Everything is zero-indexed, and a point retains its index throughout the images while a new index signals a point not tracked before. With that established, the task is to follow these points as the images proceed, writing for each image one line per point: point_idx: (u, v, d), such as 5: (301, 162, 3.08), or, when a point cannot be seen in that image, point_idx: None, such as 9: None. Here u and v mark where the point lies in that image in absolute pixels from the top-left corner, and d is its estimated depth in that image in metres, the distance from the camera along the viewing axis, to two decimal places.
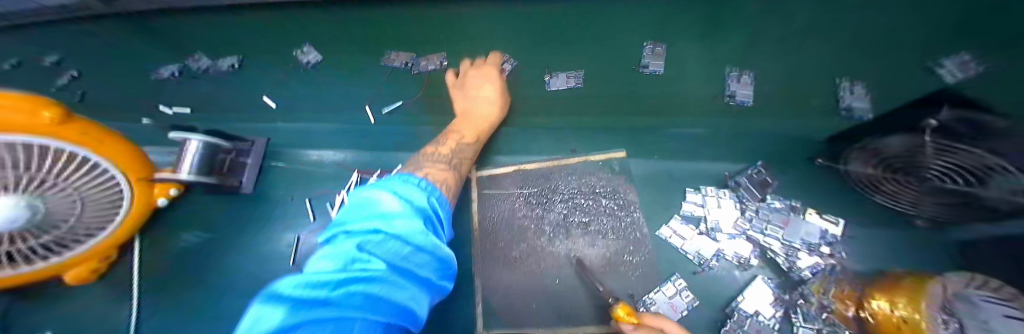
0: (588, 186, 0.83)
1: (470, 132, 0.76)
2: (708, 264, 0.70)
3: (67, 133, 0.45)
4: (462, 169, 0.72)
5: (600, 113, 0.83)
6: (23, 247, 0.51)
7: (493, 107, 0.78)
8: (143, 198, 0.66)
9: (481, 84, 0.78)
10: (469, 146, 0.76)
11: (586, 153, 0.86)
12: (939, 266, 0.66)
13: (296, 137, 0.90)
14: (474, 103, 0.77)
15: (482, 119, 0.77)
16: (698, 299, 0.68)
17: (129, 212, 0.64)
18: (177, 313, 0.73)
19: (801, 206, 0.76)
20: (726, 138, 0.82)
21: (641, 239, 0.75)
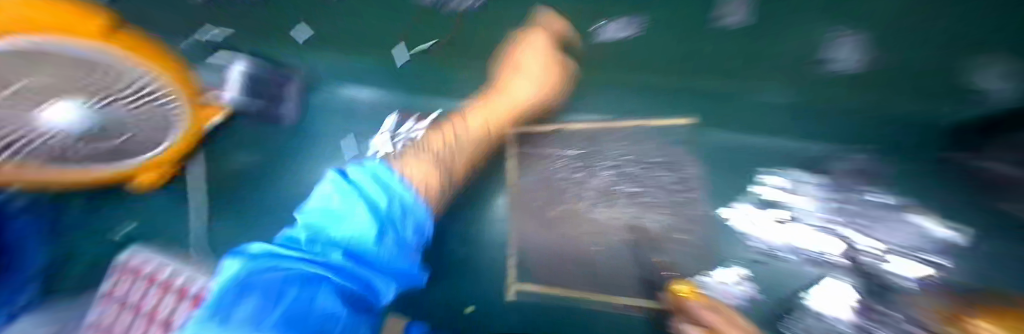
0: (641, 154, 0.73)
1: (474, 130, 0.69)
2: (775, 254, 0.66)
3: (124, 46, 0.35)
4: (455, 170, 0.66)
5: (674, 71, 0.70)
6: (88, 152, 0.55)
7: (539, 91, 0.74)
8: (194, 122, 0.68)
9: (535, 70, 0.74)
10: (466, 145, 0.69)
11: (644, 117, 0.73)
12: None
13: (333, 69, 0.84)
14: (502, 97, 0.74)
15: (501, 110, 0.73)
16: (760, 291, 0.65)
17: (184, 130, 0.66)
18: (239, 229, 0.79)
19: (902, 204, 0.66)
20: (816, 115, 0.69)
21: (698, 217, 0.70)
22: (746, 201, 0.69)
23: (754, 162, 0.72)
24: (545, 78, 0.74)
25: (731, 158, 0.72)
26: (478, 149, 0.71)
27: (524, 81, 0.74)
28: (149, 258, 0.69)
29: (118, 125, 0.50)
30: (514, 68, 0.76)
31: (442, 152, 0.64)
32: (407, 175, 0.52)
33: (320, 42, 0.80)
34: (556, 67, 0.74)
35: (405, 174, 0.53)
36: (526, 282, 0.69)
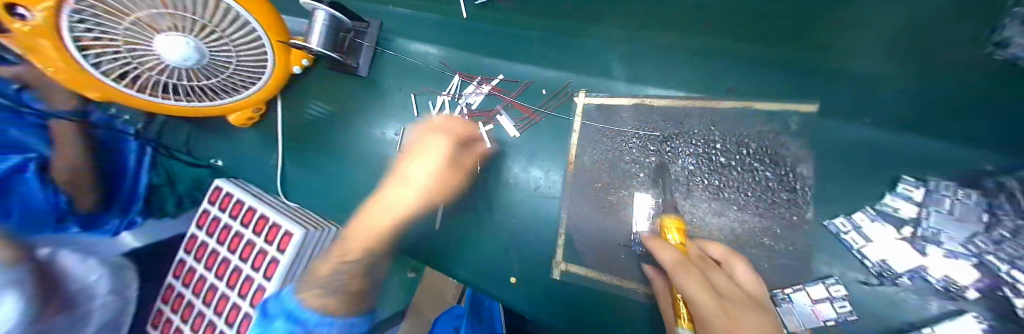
0: (736, 140, 0.62)
1: (353, 247, 0.53)
2: (894, 279, 0.53)
3: None
4: (350, 269, 0.51)
5: (767, 44, 0.63)
6: (200, 85, 0.64)
7: (455, 173, 0.67)
8: (281, 66, 0.74)
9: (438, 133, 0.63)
10: (353, 242, 0.54)
11: (747, 98, 0.63)
12: None
13: (401, 25, 0.86)
14: (380, 205, 0.57)
15: (388, 217, 0.56)
16: (859, 315, 0.54)
17: (273, 72, 0.73)
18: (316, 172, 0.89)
19: None
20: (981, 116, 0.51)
21: (797, 224, 0.57)
22: (867, 213, 0.54)
23: (908, 167, 0.54)
24: (433, 193, 0.61)
25: (873, 159, 0.56)
26: (375, 248, 0.54)
27: (427, 140, 0.62)
28: (231, 191, 0.77)
29: (222, 59, 0.59)
30: (416, 139, 0.66)
31: (329, 276, 0.49)
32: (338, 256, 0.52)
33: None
34: (458, 170, 0.68)
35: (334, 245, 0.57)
36: (573, 264, 0.71)
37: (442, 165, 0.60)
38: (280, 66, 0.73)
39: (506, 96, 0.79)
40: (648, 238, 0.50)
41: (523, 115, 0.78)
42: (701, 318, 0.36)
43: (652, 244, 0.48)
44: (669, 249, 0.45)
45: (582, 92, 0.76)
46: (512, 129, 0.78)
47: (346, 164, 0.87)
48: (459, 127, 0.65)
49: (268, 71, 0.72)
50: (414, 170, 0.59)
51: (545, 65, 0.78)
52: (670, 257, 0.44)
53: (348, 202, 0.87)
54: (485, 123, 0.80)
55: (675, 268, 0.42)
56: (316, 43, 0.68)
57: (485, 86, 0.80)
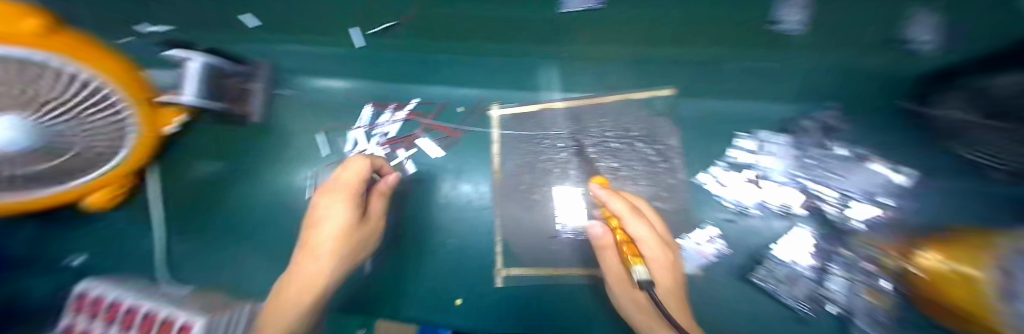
0: (623, 128, 0.75)
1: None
2: (747, 212, 0.68)
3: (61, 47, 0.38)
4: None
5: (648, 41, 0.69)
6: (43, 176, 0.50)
7: (367, 229, 0.59)
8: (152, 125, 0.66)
9: (350, 177, 0.56)
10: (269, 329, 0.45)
11: (625, 91, 0.76)
12: (997, 219, 0.60)
13: (303, 63, 0.83)
14: (297, 277, 0.50)
15: (301, 294, 0.49)
16: (731, 247, 0.68)
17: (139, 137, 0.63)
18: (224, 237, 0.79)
19: (867, 155, 0.67)
20: (777, 81, 0.70)
21: (676, 185, 0.71)
22: (720, 165, 0.71)
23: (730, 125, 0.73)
24: (348, 257, 0.54)
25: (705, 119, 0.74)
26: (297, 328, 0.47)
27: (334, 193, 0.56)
28: (104, 291, 0.50)
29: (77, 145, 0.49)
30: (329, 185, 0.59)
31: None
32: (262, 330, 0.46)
33: (275, 31, 0.77)
34: (375, 211, 0.62)
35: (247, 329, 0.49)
36: (511, 267, 0.71)
37: (348, 228, 0.53)
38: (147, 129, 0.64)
39: (423, 120, 0.81)
40: (599, 190, 0.56)
41: (443, 135, 0.80)
42: (642, 241, 0.52)
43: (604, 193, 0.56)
44: (616, 198, 0.55)
45: (495, 104, 0.81)
46: (434, 149, 0.80)
47: (258, 223, 0.78)
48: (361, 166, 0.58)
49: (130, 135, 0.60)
50: (323, 235, 0.52)
51: (455, 83, 0.81)
52: (620, 205, 0.55)
53: None
54: (407, 148, 0.80)
55: (627, 211, 0.54)
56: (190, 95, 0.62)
57: (401, 112, 0.81)
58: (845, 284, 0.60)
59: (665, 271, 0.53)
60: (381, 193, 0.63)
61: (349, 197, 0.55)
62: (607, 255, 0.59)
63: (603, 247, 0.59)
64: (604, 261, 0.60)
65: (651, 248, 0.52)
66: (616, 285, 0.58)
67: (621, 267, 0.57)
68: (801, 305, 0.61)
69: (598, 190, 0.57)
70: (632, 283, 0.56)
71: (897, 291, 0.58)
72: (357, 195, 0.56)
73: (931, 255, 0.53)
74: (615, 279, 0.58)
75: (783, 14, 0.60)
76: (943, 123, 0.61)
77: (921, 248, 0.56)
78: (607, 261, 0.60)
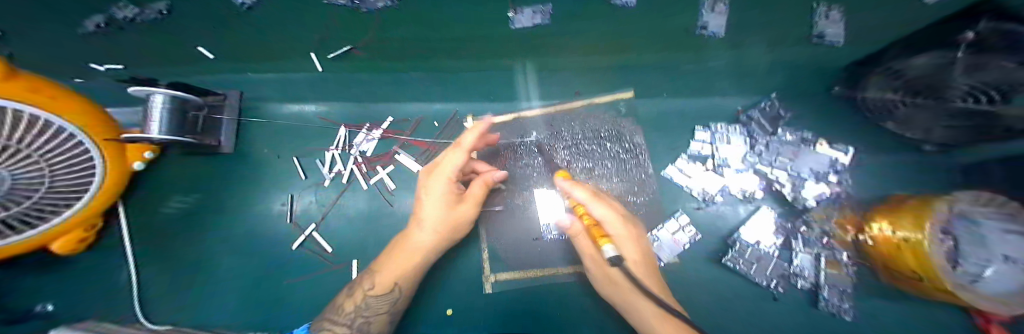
0: (592, 130, 0.79)
1: (384, 281, 0.61)
2: (713, 200, 0.73)
3: None
4: (382, 302, 0.61)
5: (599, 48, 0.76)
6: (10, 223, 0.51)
7: (466, 211, 0.64)
8: (116, 162, 0.66)
9: (445, 171, 0.58)
10: (384, 276, 0.62)
11: (590, 95, 0.81)
12: (929, 184, 0.67)
13: (275, 90, 0.84)
14: (407, 249, 0.64)
15: (411, 257, 0.64)
16: (700, 233, 0.73)
17: (103, 181, 0.64)
18: (207, 272, 0.79)
19: (813, 138, 0.71)
20: (723, 77, 0.77)
21: (646, 179, 0.76)
22: (684, 158, 0.76)
23: (690, 120, 0.78)
24: (442, 233, 0.64)
25: (666, 116, 0.80)
26: (402, 281, 0.62)
27: (432, 178, 0.61)
28: None
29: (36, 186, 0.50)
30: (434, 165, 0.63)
31: (357, 310, 0.59)
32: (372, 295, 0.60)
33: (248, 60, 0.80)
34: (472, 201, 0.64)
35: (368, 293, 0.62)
36: (500, 272, 0.75)
37: (446, 210, 0.62)
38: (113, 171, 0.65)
39: (400, 137, 0.82)
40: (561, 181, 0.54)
41: (422, 149, 0.82)
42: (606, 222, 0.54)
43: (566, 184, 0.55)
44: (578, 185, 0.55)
45: (469, 116, 0.82)
46: (415, 164, 0.80)
47: (252, 252, 0.80)
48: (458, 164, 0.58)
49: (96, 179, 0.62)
50: (429, 212, 0.63)
51: (428, 99, 0.83)
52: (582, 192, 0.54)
53: (254, 293, 0.77)
54: (385, 166, 0.81)
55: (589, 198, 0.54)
56: (158, 131, 0.62)
57: (376, 130, 0.82)
58: (810, 259, 0.64)
59: (630, 247, 0.57)
60: (486, 181, 0.63)
61: (447, 188, 0.60)
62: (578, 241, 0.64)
63: (575, 234, 0.64)
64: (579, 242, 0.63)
65: (614, 228, 0.55)
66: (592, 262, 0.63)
67: (594, 249, 0.61)
68: (770, 281, 0.66)
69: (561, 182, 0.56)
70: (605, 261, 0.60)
71: (850, 257, 0.63)
72: (453, 186, 0.60)
73: (881, 225, 0.58)
74: (590, 256, 0.63)
75: (707, 20, 0.69)
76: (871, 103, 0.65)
77: (871, 219, 0.61)
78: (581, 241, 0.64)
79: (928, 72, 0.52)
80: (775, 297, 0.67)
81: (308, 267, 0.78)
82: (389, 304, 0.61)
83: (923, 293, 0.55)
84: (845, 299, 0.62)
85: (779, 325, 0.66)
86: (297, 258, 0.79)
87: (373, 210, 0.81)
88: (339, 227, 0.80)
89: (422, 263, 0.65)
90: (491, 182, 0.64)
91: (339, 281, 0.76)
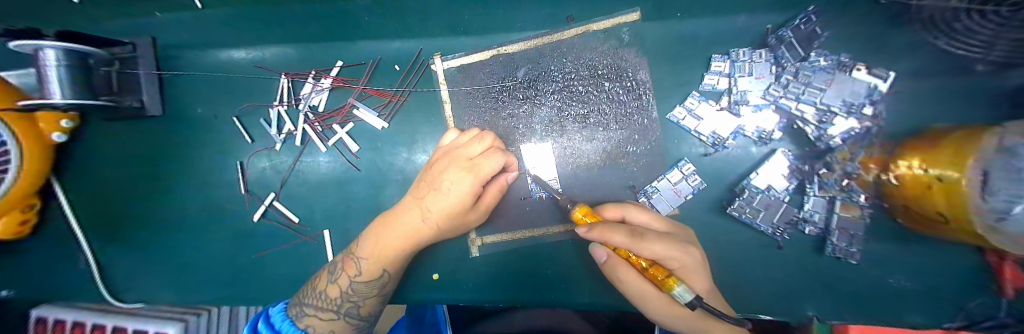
0: (587, 68, 0.66)
1: (372, 268, 0.54)
2: (724, 144, 0.64)
3: None
4: (369, 287, 0.55)
5: None
6: None
7: (481, 215, 0.60)
8: (30, 135, 0.56)
9: (484, 171, 0.52)
10: (371, 262, 0.55)
11: (587, 21, 0.66)
12: None
13: (195, 35, 0.69)
14: (392, 235, 0.55)
15: (406, 238, 0.55)
16: (705, 181, 0.67)
17: (23, 158, 0.55)
18: (188, 240, 0.77)
19: (851, 61, 0.58)
20: None
21: (648, 126, 0.66)
22: (694, 96, 0.65)
23: (700, 49, 0.66)
24: (442, 230, 0.57)
25: (672, 46, 0.66)
26: (392, 267, 0.56)
27: (461, 175, 0.53)
28: None
29: None
30: (467, 162, 0.54)
31: (344, 296, 0.54)
32: (358, 281, 0.54)
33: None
34: (478, 214, 0.59)
35: (352, 290, 0.54)
36: (487, 234, 0.71)
37: (461, 211, 0.55)
38: (28, 139, 0.55)
39: (355, 86, 0.70)
40: (590, 234, 0.42)
41: (385, 101, 0.71)
42: (664, 257, 0.43)
43: (596, 236, 0.43)
44: (613, 227, 0.43)
45: (437, 57, 0.69)
46: (377, 120, 0.71)
47: (226, 224, 0.76)
48: (493, 166, 0.52)
49: (14, 156, 0.53)
50: (436, 206, 0.54)
51: (384, 37, 0.68)
52: (623, 235, 0.42)
53: (237, 265, 0.76)
54: (343, 125, 0.72)
55: (634, 240, 0.42)
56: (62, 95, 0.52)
57: (324, 79, 0.70)
58: (822, 203, 0.59)
59: (695, 273, 0.47)
60: (501, 184, 0.59)
61: (475, 190, 0.53)
62: (629, 292, 0.48)
63: (625, 284, 0.47)
64: (630, 293, 0.47)
65: (677, 259, 0.44)
66: (654, 308, 0.47)
67: (657, 294, 0.45)
68: (774, 228, 0.62)
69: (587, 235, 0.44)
70: (679, 305, 0.45)
71: (870, 199, 0.55)
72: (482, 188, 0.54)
73: (911, 163, 0.46)
74: (652, 302, 0.46)
75: None
76: (928, 12, 0.50)
77: (902, 156, 0.49)
78: (638, 291, 0.46)
79: None
80: (779, 244, 0.65)
81: (284, 238, 0.74)
82: (377, 287, 0.56)
83: (934, 232, 0.50)
84: (856, 244, 0.58)
85: (769, 267, 0.66)
86: (272, 228, 0.75)
87: (341, 173, 0.74)
88: (308, 195, 0.74)
89: (411, 251, 0.56)
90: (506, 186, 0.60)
91: (318, 250, 0.73)
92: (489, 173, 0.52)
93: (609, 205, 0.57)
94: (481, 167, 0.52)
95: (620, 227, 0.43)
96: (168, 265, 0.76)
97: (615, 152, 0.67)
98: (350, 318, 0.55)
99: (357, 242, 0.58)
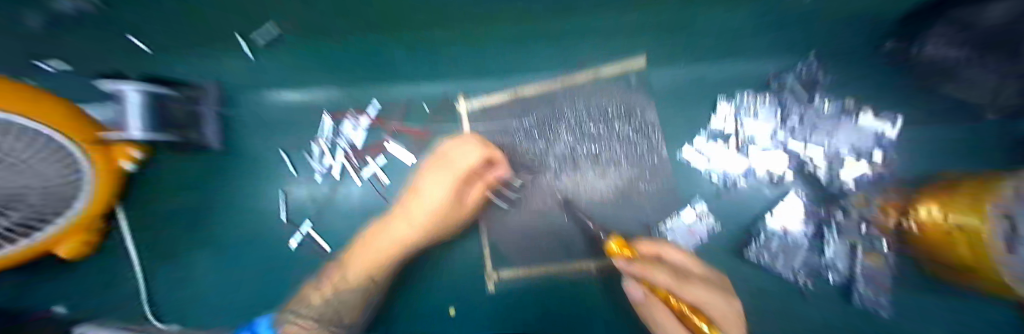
0: (599, 110, 0.72)
1: (353, 275, 0.71)
2: (736, 186, 0.67)
3: None
4: (354, 294, 0.70)
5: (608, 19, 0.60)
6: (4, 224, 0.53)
7: (462, 215, 0.72)
8: (107, 161, 0.66)
9: (459, 164, 0.73)
10: (351, 270, 0.72)
11: (596, 67, 0.70)
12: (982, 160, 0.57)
13: (252, 79, 0.79)
14: (388, 237, 0.73)
15: (397, 244, 0.72)
16: (721, 222, 0.67)
17: (97, 181, 0.65)
18: (220, 265, 0.81)
19: (857, 107, 0.62)
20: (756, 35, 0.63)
21: (658, 164, 0.70)
22: (704, 134, 0.68)
23: (706, 92, 0.70)
24: (430, 230, 0.72)
25: (678, 91, 0.71)
26: (378, 276, 0.71)
27: (445, 175, 0.73)
28: None
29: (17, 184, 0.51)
30: (450, 162, 0.74)
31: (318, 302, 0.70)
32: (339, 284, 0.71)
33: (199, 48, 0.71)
34: (462, 208, 0.72)
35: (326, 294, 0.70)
36: (503, 269, 0.69)
37: (445, 198, 0.72)
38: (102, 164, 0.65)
39: (390, 123, 0.78)
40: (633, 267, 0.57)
41: (418, 138, 0.78)
42: (700, 302, 0.54)
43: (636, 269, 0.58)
44: (659, 268, 0.58)
45: (460, 95, 0.76)
46: (409, 156, 0.78)
47: (257, 249, 0.81)
48: (470, 156, 0.72)
49: (88, 179, 0.62)
50: (423, 207, 0.73)
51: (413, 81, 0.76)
52: (668, 277, 0.57)
53: (261, 291, 0.78)
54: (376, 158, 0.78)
55: (673, 283, 0.56)
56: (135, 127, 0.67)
57: (362, 117, 0.78)
58: (844, 249, 0.58)
59: (732, 322, 0.55)
60: (482, 184, 0.72)
61: (456, 175, 0.72)
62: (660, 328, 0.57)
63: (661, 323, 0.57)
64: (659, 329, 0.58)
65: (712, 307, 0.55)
66: None
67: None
68: (798, 274, 0.61)
69: (628, 268, 0.59)
70: None
71: (892, 245, 0.56)
72: (462, 174, 0.72)
73: (929, 208, 0.51)
74: None
75: None
76: (931, 57, 0.53)
77: (918, 201, 0.54)
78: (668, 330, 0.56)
79: (1001, 24, 0.42)
80: (806, 293, 0.60)
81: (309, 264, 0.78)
82: (362, 293, 0.70)
83: (965, 281, 0.50)
84: (883, 292, 0.56)
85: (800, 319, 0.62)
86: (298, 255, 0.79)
87: (368, 203, 0.79)
88: (336, 223, 0.79)
89: (396, 257, 0.71)
90: (486, 185, 0.73)
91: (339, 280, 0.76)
92: (466, 164, 0.72)
93: (644, 239, 0.65)
94: (458, 157, 0.73)
95: (661, 268, 0.58)
96: (194, 290, 0.80)
97: (630, 188, 0.70)
98: (335, 325, 0.66)
99: (354, 250, 0.75)
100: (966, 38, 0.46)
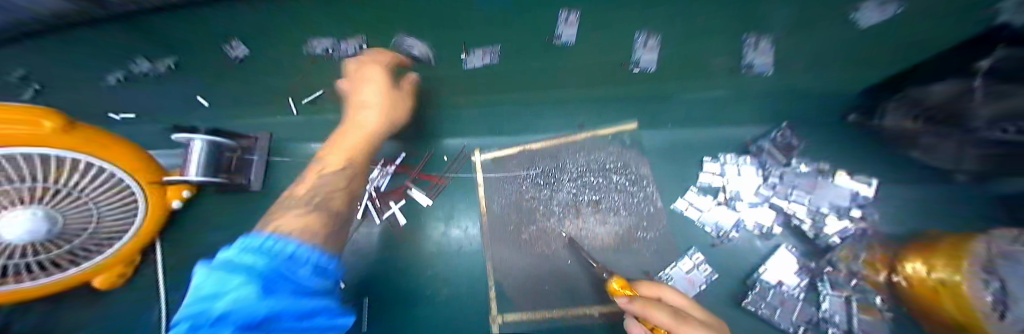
0: (598, 163, 0.81)
1: (335, 161, 0.65)
2: (728, 236, 0.71)
3: (75, 141, 0.48)
4: (336, 180, 0.62)
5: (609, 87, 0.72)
6: (39, 259, 0.52)
7: (403, 94, 0.71)
8: (158, 202, 0.67)
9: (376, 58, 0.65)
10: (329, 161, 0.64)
11: (593, 128, 0.82)
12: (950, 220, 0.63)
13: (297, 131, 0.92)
14: (340, 147, 0.67)
15: (358, 137, 0.68)
16: (716, 271, 0.70)
17: (145, 217, 0.65)
18: None
19: (831, 169, 0.70)
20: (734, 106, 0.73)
21: (654, 213, 0.76)
22: (694, 191, 0.76)
23: (694, 152, 0.79)
24: (385, 115, 0.69)
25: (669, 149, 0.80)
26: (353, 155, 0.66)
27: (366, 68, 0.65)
28: None
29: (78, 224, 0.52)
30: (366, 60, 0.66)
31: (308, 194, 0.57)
32: (310, 193, 0.57)
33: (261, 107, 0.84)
34: (403, 97, 0.71)
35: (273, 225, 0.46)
36: (509, 311, 0.72)
37: (381, 93, 0.67)
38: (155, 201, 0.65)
39: (412, 171, 0.85)
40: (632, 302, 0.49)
41: (434, 183, 0.85)
42: None
43: (637, 307, 0.49)
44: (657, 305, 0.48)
45: (477, 150, 0.86)
46: (424, 197, 0.84)
47: None
48: (386, 57, 0.65)
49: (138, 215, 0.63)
50: (367, 99, 0.67)
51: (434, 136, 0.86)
52: (665, 314, 0.46)
53: None
54: (397, 200, 0.83)
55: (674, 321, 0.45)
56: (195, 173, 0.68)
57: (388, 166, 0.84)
58: (838, 302, 0.61)
59: None
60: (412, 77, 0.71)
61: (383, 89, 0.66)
62: None
63: None
64: None
65: None
66: None
67: None
68: (796, 328, 0.62)
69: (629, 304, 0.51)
70: None
71: (884, 300, 0.59)
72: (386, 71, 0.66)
73: (914, 264, 0.55)
74: None
75: (639, 57, 0.63)
76: (890, 130, 0.65)
77: (905, 258, 0.58)
78: None
79: (943, 100, 0.53)
80: None
81: None
82: (347, 180, 0.63)
83: None
84: None
85: None
86: None
87: None
88: None
89: (366, 151, 0.69)
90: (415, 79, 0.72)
91: None
92: (387, 58, 0.65)
93: (647, 283, 0.60)
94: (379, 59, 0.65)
95: (662, 306, 0.48)
96: None
97: (629, 235, 0.75)
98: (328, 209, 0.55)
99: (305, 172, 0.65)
100: (921, 111, 0.57)
